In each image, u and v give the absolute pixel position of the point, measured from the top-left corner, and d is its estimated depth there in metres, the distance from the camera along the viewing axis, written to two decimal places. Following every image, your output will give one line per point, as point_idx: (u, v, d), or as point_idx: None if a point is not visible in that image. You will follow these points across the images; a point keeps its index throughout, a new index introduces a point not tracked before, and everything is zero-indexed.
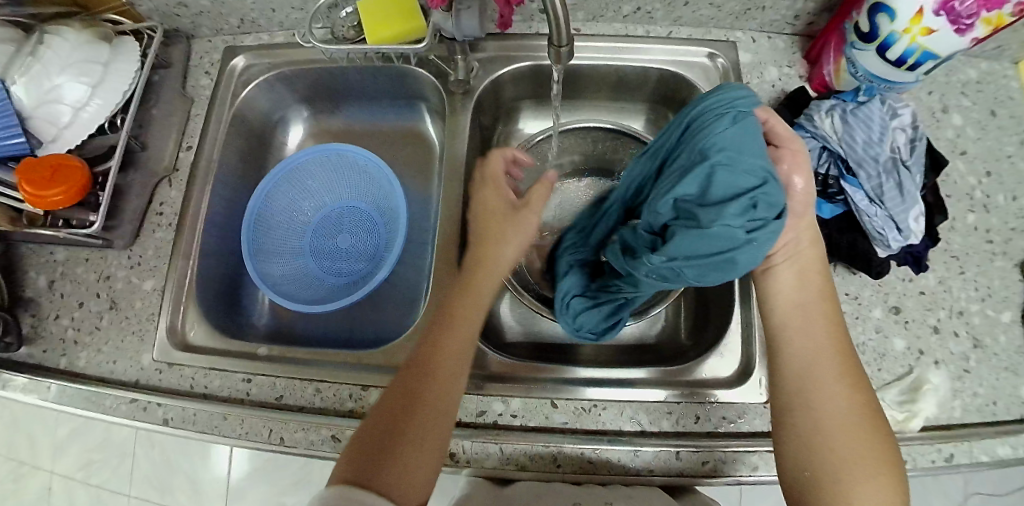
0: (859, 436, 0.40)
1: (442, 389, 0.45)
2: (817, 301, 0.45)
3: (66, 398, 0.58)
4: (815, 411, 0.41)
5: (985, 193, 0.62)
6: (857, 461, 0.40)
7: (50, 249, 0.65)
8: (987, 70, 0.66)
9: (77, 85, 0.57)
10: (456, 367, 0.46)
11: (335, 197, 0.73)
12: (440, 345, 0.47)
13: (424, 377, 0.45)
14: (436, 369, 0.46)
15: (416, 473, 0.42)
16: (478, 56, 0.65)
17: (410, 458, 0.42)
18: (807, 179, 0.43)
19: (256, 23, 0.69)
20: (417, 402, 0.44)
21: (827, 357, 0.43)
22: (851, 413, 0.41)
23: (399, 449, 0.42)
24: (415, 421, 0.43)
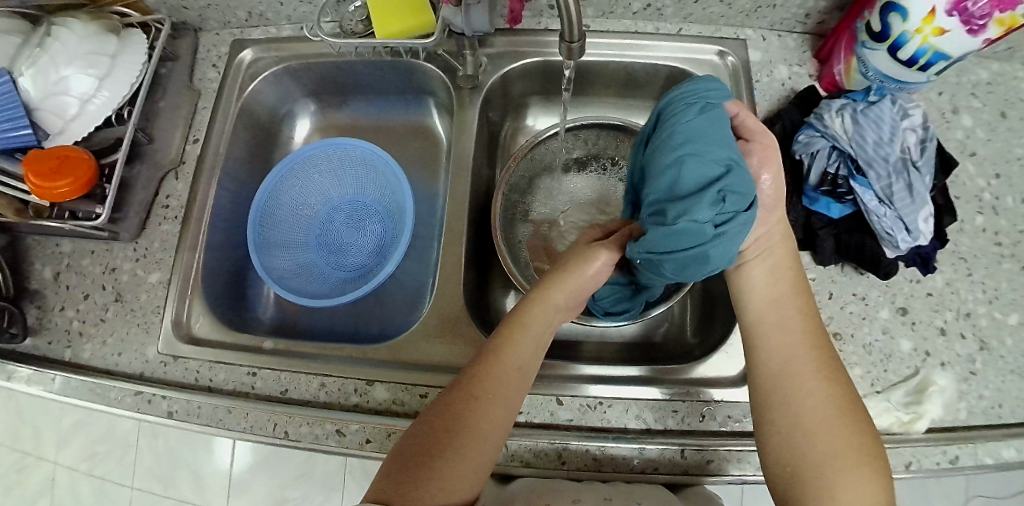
0: (841, 431, 0.40)
1: (506, 399, 0.43)
2: (791, 298, 0.46)
3: (71, 390, 0.58)
4: (794, 408, 0.41)
5: (994, 195, 0.61)
6: (839, 457, 0.39)
7: (56, 241, 0.65)
8: (998, 71, 0.66)
9: (85, 77, 0.56)
10: (518, 379, 0.44)
11: (341, 191, 0.73)
12: (501, 353, 0.45)
13: (482, 384, 0.43)
14: (498, 377, 0.43)
15: (463, 484, 0.39)
16: (487, 51, 0.65)
17: (462, 468, 0.39)
18: (775, 175, 0.45)
19: (264, 16, 0.69)
20: (474, 409, 0.42)
21: (801, 354, 0.43)
22: (831, 407, 0.41)
23: (451, 454, 0.40)
24: (472, 430, 0.41)
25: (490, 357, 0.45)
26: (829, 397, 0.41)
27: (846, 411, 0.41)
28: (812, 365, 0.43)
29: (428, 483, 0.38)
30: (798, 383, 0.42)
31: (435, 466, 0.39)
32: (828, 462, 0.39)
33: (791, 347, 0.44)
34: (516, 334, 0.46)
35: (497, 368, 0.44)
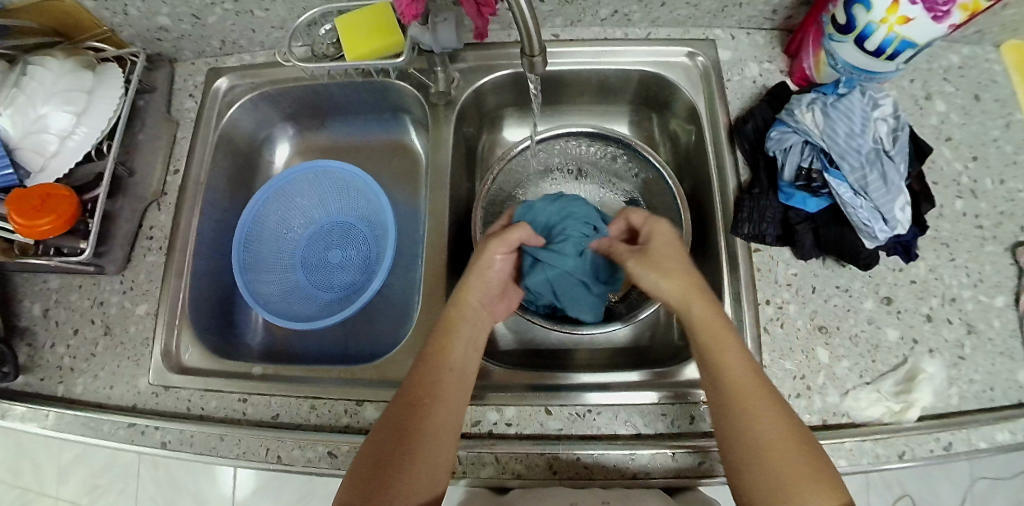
0: (787, 460, 0.41)
1: (450, 394, 0.47)
2: (721, 340, 0.45)
3: (65, 425, 0.58)
4: (731, 448, 0.43)
5: (972, 179, 0.61)
6: (785, 487, 0.40)
7: (44, 277, 0.65)
8: (969, 55, 0.66)
9: (63, 114, 0.57)
10: (458, 382, 0.48)
11: (323, 212, 0.73)
12: (439, 356, 0.48)
13: (430, 387, 0.46)
14: (442, 381, 0.47)
15: (424, 483, 0.43)
16: (459, 66, 0.65)
17: (423, 468, 0.43)
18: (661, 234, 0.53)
19: (237, 44, 0.69)
20: (423, 411, 0.45)
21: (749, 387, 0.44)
22: (775, 438, 0.41)
23: (409, 466, 0.43)
24: (423, 432, 0.44)
25: (431, 363, 0.48)
26: (774, 428, 0.42)
27: (790, 441, 0.41)
28: (756, 404, 0.43)
29: (389, 491, 0.42)
30: (734, 423, 0.43)
31: (395, 475, 0.42)
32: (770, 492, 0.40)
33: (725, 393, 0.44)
34: (448, 340, 0.50)
35: (441, 373, 0.47)
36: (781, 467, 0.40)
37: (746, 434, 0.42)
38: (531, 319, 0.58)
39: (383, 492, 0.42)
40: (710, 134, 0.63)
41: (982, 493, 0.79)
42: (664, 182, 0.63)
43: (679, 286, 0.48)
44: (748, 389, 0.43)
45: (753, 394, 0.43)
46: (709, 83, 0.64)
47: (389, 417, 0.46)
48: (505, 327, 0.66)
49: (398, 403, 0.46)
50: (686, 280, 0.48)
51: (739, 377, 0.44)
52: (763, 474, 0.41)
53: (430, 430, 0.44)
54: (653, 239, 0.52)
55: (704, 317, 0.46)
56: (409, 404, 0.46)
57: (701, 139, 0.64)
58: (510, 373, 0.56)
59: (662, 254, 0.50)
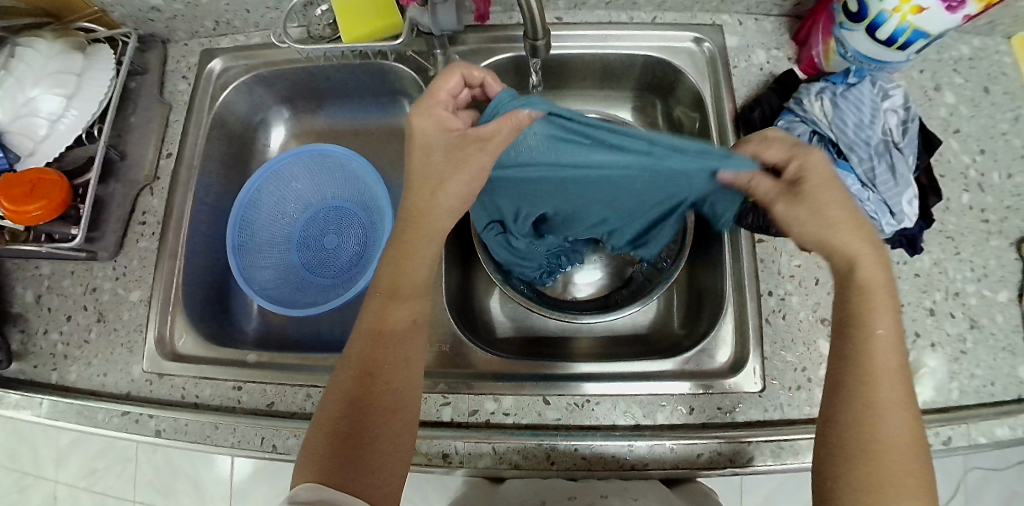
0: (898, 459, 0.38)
1: (408, 359, 0.47)
2: (872, 321, 0.41)
3: (59, 413, 0.58)
4: (848, 433, 0.39)
5: (979, 172, 0.61)
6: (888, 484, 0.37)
7: (35, 263, 0.64)
8: (979, 45, 0.65)
9: (52, 97, 0.56)
10: (407, 347, 0.47)
11: (321, 197, 0.72)
12: (385, 322, 0.47)
13: (384, 352, 0.46)
14: (392, 347, 0.46)
15: (394, 450, 0.43)
16: (459, 49, 0.64)
17: (391, 435, 0.43)
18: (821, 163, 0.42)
19: (232, 25, 0.67)
20: (379, 381, 0.45)
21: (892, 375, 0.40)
22: (900, 433, 0.38)
23: (376, 437, 0.43)
24: (385, 399, 0.44)
25: (378, 336, 0.46)
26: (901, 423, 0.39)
27: (913, 446, 0.39)
28: (889, 400, 0.39)
29: (359, 463, 0.41)
30: (863, 406, 0.39)
31: (359, 449, 0.42)
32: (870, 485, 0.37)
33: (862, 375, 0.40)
34: (403, 310, 0.47)
35: (389, 339, 0.46)
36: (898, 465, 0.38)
37: (872, 424, 0.39)
38: (528, 307, 0.57)
39: (353, 465, 0.41)
40: (714, 122, 0.61)
41: (976, 485, 0.80)
42: None
43: (850, 239, 0.41)
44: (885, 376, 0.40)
45: (891, 388, 0.39)
46: (715, 69, 0.63)
47: (344, 389, 0.44)
48: (503, 316, 0.65)
49: (351, 375, 0.45)
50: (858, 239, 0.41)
51: (885, 362, 0.40)
52: (873, 469, 0.38)
53: (388, 399, 0.44)
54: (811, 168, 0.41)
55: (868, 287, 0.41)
56: (366, 375, 0.45)
57: (706, 126, 0.63)
58: (509, 362, 0.56)
59: (821, 197, 0.41)
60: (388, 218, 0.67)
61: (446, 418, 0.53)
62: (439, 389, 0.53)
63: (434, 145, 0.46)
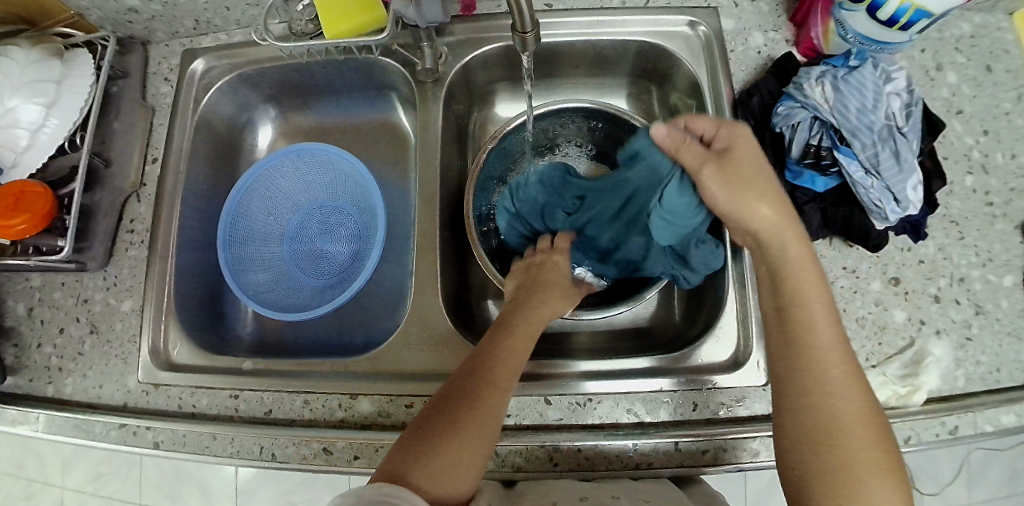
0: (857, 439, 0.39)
1: (507, 378, 0.45)
2: (808, 312, 0.43)
3: (57, 427, 0.57)
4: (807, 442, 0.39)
5: (983, 153, 0.59)
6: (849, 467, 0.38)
7: (25, 275, 0.63)
8: (981, 23, 0.63)
9: (31, 106, 0.54)
10: (512, 366, 0.46)
11: (311, 197, 0.70)
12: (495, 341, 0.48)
13: (485, 367, 0.45)
14: (498, 361, 0.46)
15: (470, 462, 0.41)
16: (447, 41, 0.62)
17: (475, 447, 0.42)
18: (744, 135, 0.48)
19: (212, 23, 0.65)
20: (480, 386, 0.44)
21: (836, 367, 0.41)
22: (850, 422, 0.39)
23: (457, 437, 0.41)
24: (481, 408, 0.43)
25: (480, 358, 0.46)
26: (849, 407, 0.40)
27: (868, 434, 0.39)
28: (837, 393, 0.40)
29: (434, 462, 0.40)
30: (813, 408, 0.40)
31: (438, 446, 0.41)
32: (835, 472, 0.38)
33: (805, 364, 0.41)
34: (510, 340, 0.48)
35: (498, 354, 0.46)
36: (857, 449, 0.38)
37: (822, 414, 0.40)
38: None
39: (430, 462, 0.40)
40: (712, 109, 0.60)
41: (980, 463, 0.79)
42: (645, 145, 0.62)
43: (775, 212, 0.45)
44: (828, 361, 0.41)
45: (836, 373, 0.41)
46: (711, 54, 0.61)
47: (450, 388, 0.45)
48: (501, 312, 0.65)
49: (459, 374, 0.46)
50: (773, 208, 0.45)
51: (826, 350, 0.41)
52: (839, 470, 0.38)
53: (479, 403, 0.43)
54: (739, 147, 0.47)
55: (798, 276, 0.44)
56: (469, 375, 0.45)
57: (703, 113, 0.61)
58: None
59: (741, 166, 0.46)
60: (381, 215, 0.65)
61: None
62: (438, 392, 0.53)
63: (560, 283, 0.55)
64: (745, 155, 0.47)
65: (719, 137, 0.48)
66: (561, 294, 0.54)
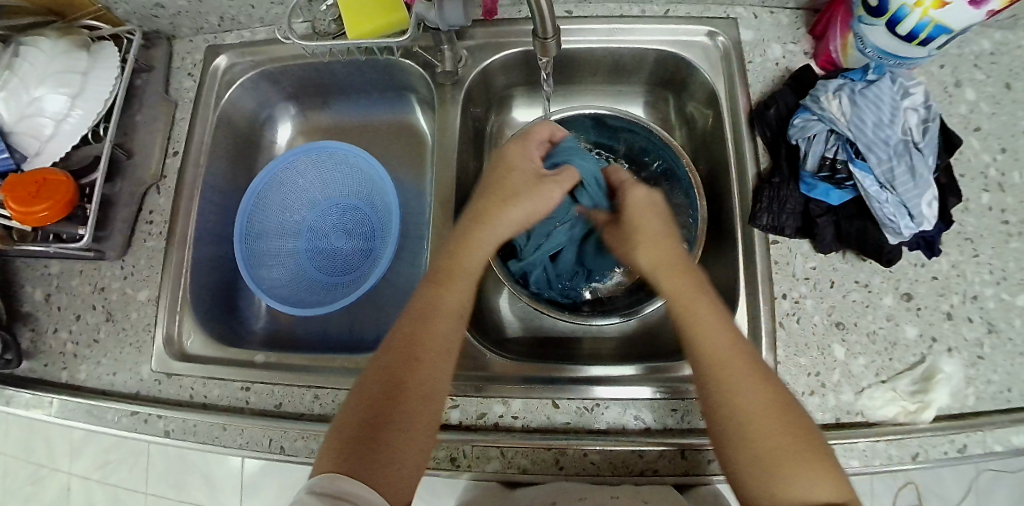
0: (764, 430, 0.38)
1: (442, 353, 0.44)
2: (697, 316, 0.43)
3: (70, 412, 0.58)
4: (732, 447, 0.39)
5: (1000, 171, 0.59)
6: (765, 463, 0.37)
7: (44, 262, 0.64)
8: (1001, 40, 0.63)
9: (57, 96, 0.55)
10: (448, 335, 0.45)
11: (326, 194, 0.71)
12: (435, 306, 0.46)
13: (421, 343, 0.44)
14: (429, 330, 0.45)
15: (418, 449, 0.41)
16: (467, 44, 0.63)
17: (421, 431, 0.41)
18: (647, 197, 0.52)
19: (237, 20, 0.66)
20: (415, 365, 0.43)
21: (742, 362, 0.41)
22: (761, 412, 0.39)
23: (396, 426, 0.40)
24: (418, 388, 0.42)
25: (416, 333, 0.44)
26: (759, 403, 0.39)
27: (781, 422, 0.38)
28: (747, 392, 0.39)
29: (385, 455, 0.39)
30: (725, 412, 0.39)
31: (381, 440, 0.40)
32: (765, 475, 0.37)
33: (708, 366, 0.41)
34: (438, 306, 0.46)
35: (429, 325, 0.45)
36: (769, 441, 0.37)
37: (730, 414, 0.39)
38: (537, 308, 0.56)
39: (380, 457, 0.39)
40: (729, 119, 0.60)
41: (988, 483, 0.79)
42: (662, 145, 0.62)
43: (651, 256, 0.48)
44: (731, 364, 0.40)
45: (743, 376, 0.40)
46: (729, 64, 0.61)
47: (380, 374, 0.43)
48: (511, 315, 0.65)
49: (391, 352, 0.44)
50: (660, 253, 0.48)
51: (722, 352, 0.41)
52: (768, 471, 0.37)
53: (417, 381, 0.43)
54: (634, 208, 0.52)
55: (680, 293, 0.45)
56: (407, 355, 0.43)
57: (720, 123, 0.62)
58: (516, 365, 0.55)
59: (638, 222, 0.50)
60: (395, 213, 0.66)
61: (455, 420, 0.52)
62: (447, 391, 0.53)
63: (523, 168, 0.52)
64: (641, 211, 0.51)
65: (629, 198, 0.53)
66: (524, 173, 0.52)
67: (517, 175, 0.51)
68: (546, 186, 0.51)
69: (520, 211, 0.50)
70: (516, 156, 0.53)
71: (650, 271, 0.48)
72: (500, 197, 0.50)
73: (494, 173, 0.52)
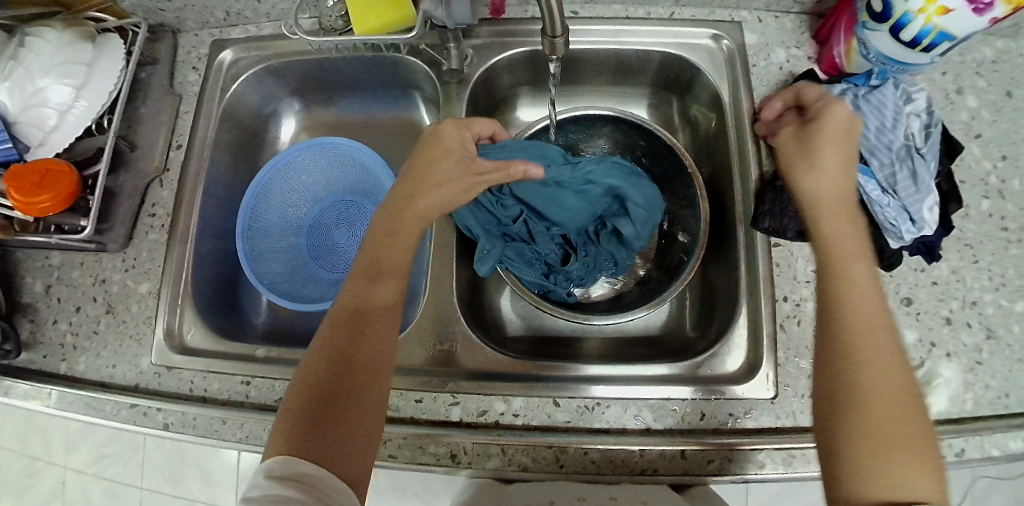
0: (894, 411, 0.37)
1: (383, 331, 0.45)
2: (852, 279, 0.42)
3: (69, 404, 0.58)
4: (855, 418, 0.37)
5: (1001, 178, 0.59)
6: (881, 438, 0.36)
7: (45, 253, 0.64)
8: (1004, 48, 0.64)
9: (62, 87, 0.55)
10: (388, 318, 0.46)
11: (330, 190, 0.71)
12: (369, 293, 0.46)
13: (363, 322, 0.45)
14: (368, 315, 0.45)
15: (369, 425, 0.41)
16: (472, 43, 0.63)
17: (370, 406, 0.41)
18: (845, 112, 0.47)
19: (243, 15, 0.66)
20: (358, 346, 0.43)
21: (881, 343, 0.39)
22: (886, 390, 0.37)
23: (344, 405, 0.41)
24: (363, 367, 0.43)
25: (357, 312, 0.45)
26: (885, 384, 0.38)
27: (902, 408, 0.37)
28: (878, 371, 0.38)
29: (334, 433, 0.39)
30: (864, 382, 0.38)
31: (329, 419, 0.39)
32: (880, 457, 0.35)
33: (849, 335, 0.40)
34: (375, 290, 0.46)
35: (365, 310, 0.45)
36: (894, 422, 0.36)
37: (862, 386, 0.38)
38: (538, 306, 0.56)
39: (330, 437, 0.39)
40: (733, 121, 0.60)
41: (983, 489, 0.79)
42: (666, 146, 0.62)
43: (820, 187, 0.46)
44: (871, 335, 0.39)
45: (884, 353, 0.39)
46: (733, 67, 0.62)
47: (324, 356, 0.43)
48: (512, 313, 0.65)
49: (334, 336, 0.44)
50: (833, 190, 0.45)
51: (866, 322, 0.40)
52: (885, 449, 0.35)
53: (361, 361, 0.43)
54: (822, 124, 0.47)
55: (835, 248, 0.43)
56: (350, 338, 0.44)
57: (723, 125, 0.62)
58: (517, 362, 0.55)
59: (817, 142, 0.47)
60: None
61: (455, 417, 0.53)
62: (448, 389, 0.53)
63: (452, 150, 0.52)
64: (828, 132, 0.47)
65: (817, 113, 0.49)
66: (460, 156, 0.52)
67: (443, 156, 0.52)
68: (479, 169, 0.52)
69: (448, 191, 0.50)
70: (451, 136, 0.52)
71: (809, 202, 0.46)
72: (422, 181, 0.51)
73: (423, 155, 0.52)
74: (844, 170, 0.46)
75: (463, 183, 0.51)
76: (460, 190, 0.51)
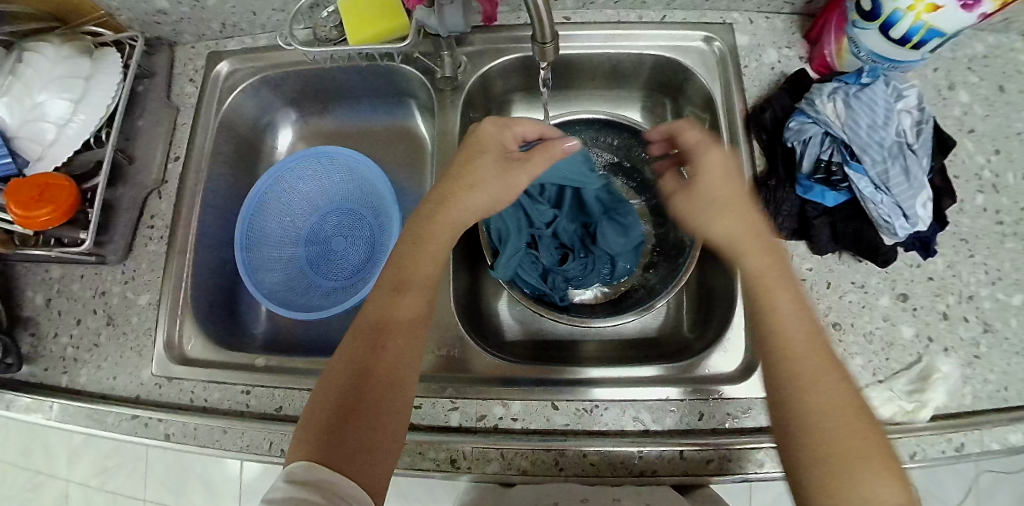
0: (845, 422, 0.36)
1: (408, 341, 0.45)
2: (773, 303, 0.42)
3: (70, 416, 0.58)
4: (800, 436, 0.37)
5: (994, 173, 0.60)
6: (829, 456, 0.35)
7: (45, 266, 0.64)
8: (995, 43, 0.64)
9: (60, 101, 0.56)
10: (414, 328, 0.45)
11: (327, 199, 0.72)
12: (394, 303, 0.46)
13: (388, 333, 0.44)
14: (393, 324, 0.45)
15: (390, 435, 0.41)
16: (466, 50, 0.64)
17: (393, 419, 0.41)
18: (722, 157, 0.47)
19: (238, 27, 0.67)
20: (381, 355, 0.43)
21: (815, 355, 0.39)
22: (833, 401, 0.37)
23: (366, 415, 0.40)
24: (387, 377, 0.43)
25: (382, 320, 0.45)
26: (832, 394, 0.37)
27: (849, 415, 0.37)
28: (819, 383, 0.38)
29: (357, 443, 0.39)
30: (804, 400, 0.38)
31: (353, 428, 0.40)
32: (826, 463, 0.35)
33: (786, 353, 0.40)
34: (400, 298, 0.46)
35: (390, 319, 0.45)
36: (841, 436, 0.36)
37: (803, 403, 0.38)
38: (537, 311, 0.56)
39: (355, 446, 0.39)
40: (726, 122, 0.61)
41: (988, 485, 0.79)
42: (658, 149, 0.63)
43: (727, 229, 0.46)
44: (807, 351, 0.39)
45: (817, 367, 0.39)
46: (725, 69, 0.62)
47: (347, 364, 0.43)
48: (511, 317, 0.65)
49: (357, 345, 0.44)
50: (742, 228, 0.45)
51: (800, 344, 0.40)
52: (838, 463, 0.35)
53: (385, 371, 0.43)
54: (704, 166, 0.48)
55: (761, 278, 0.43)
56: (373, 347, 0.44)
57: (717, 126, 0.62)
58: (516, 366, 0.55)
59: (710, 189, 0.47)
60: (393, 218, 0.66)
61: (455, 423, 0.53)
62: (447, 394, 0.53)
63: (489, 154, 0.52)
64: (718, 179, 0.47)
65: (698, 155, 0.48)
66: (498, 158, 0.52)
67: (477, 161, 0.51)
68: (517, 172, 0.52)
69: (483, 197, 0.51)
70: (486, 137, 0.52)
71: (721, 244, 0.46)
72: (454, 187, 0.51)
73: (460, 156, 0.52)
74: (744, 215, 0.46)
75: (500, 188, 0.52)
76: (495, 197, 0.51)
